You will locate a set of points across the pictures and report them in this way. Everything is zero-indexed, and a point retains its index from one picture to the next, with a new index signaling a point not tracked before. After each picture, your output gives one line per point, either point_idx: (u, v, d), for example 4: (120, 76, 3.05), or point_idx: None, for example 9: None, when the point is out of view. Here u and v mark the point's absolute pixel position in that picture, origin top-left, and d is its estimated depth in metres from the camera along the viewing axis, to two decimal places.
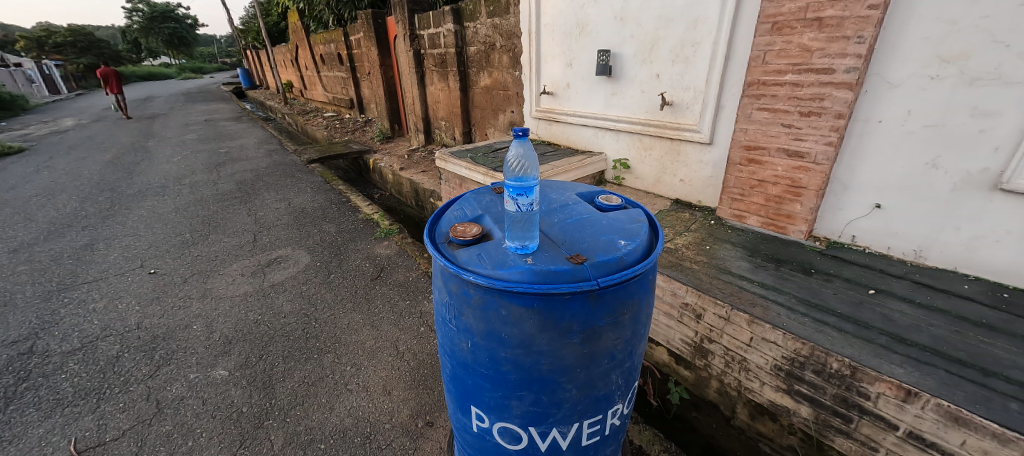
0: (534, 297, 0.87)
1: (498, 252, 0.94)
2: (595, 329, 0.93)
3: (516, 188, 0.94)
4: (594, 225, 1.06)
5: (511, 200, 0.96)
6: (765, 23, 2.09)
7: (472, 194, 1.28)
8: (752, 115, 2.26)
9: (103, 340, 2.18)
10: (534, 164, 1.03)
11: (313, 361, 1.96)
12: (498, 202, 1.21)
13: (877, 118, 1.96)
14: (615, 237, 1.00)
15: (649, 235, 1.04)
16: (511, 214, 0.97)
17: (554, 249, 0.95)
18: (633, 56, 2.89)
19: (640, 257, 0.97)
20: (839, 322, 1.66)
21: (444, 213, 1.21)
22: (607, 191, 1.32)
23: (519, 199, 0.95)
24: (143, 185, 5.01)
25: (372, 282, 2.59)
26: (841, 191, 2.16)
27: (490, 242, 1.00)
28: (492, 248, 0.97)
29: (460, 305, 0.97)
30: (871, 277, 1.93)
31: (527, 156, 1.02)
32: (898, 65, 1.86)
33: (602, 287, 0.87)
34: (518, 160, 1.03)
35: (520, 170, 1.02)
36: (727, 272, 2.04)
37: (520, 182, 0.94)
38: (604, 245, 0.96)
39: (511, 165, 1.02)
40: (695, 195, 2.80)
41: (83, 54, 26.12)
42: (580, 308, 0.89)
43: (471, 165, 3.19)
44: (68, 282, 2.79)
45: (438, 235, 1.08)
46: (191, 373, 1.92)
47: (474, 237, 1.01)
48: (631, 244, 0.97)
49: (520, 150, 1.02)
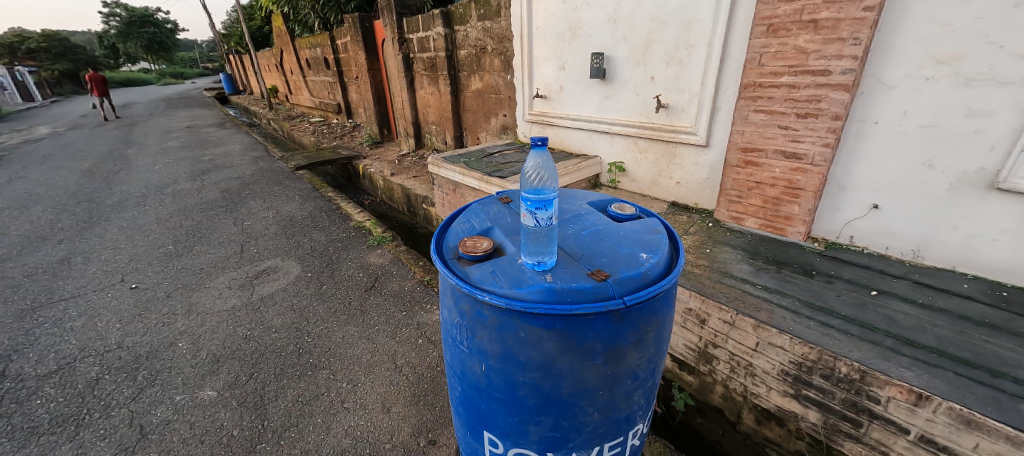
0: (556, 318, 0.83)
1: (513, 270, 0.89)
2: (619, 348, 0.89)
3: (534, 201, 0.89)
4: (612, 237, 1.02)
5: (529, 214, 0.92)
6: (761, 25, 2.09)
7: (478, 205, 1.23)
8: (748, 117, 2.26)
9: (82, 362, 2.07)
10: (552, 174, 1.00)
11: (306, 378, 1.88)
12: (506, 213, 1.16)
13: (873, 119, 1.97)
14: (635, 250, 0.96)
15: (671, 247, 1.01)
16: (529, 228, 0.93)
17: (574, 265, 0.90)
18: (626, 58, 2.87)
19: (664, 270, 0.94)
20: (844, 325, 1.65)
21: (450, 225, 1.15)
22: (618, 199, 1.29)
23: (537, 212, 0.90)
24: (123, 194, 4.84)
25: (366, 293, 2.52)
26: (839, 191, 2.16)
27: (503, 258, 0.95)
28: (507, 264, 0.92)
29: (474, 326, 0.92)
30: (873, 278, 1.93)
31: (545, 166, 0.98)
32: (893, 66, 1.87)
33: (627, 306, 0.83)
34: (535, 170, 0.99)
35: (537, 180, 0.98)
36: (729, 276, 2.02)
37: (538, 195, 0.89)
38: (626, 259, 0.92)
39: (529, 175, 0.99)
40: (692, 197, 2.79)
41: (57, 59, 25.44)
42: (604, 328, 0.85)
43: (465, 170, 3.15)
44: (43, 300, 2.66)
45: (446, 250, 1.02)
46: (176, 396, 1.83)
47: (486, 253, 0.96)
48: (654, 258, 0.93)
49: (538, 160, 0.98)
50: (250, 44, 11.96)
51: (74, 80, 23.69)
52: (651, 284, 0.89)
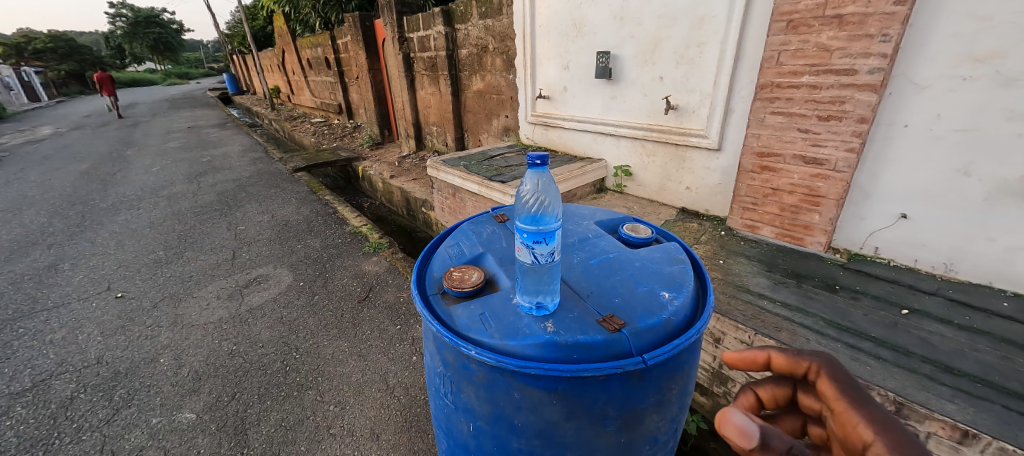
0: (561, 381, 0.76)
1: (504, 315, 0.84)
2: (637, 411, 0.83)
3: (531, 234, 0.80)
4: (630, 274, 0.95)
5: (525, 249, 0.82)
6: (780, 21, 1.95)
7: (473, 230, 1.15)
8: (765, 120, 2.11)
9: (57, 378, 1.96)
10: (553, 197, 0.90)
11: (292, 400, 1.76)
12: (505, 241, 1.08)
13: (902, 122, 1.82)
14: (655, 291, 0.90)
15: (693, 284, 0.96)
16: (524, 265, 0.84)
17: (582, 310, 0.85)
18: (633, 57, 2.73)
19: (688, 313, 0.89)
20: (875, 349, 1.51)
21: (442, 257, 1.07)
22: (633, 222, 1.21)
23: (535, 246, 0.81)
24: (118, 197, 4.75)
25: (359, 304, 2.40)
26: (863, 199, 2.01)
27: (500, 304, 0.88)
28: (505, 312, 0.85)
29: (466, 380, 0.85)
30: (902, 294, 1.78)
31: (546, 190, 0.88)
32: (926, 64, 1.72)
33: (647, 367, 0.77)
34: (534, 195, 0.89)
35: (535, 205, 0.88)
36: (746, 290, 1.88)
37: (536, 229, 0.80)
38: (647, 302, 0.87)
39: (526, 200, 0.89)
40: (702, 203, 2.65)
41: (63, 59, 25.58)
42: (618, 390, 0.79)
43: (465, 174, 3.02)
44: (25, 310, 2.55)
45: (435, 292, 0.95)
46: (152, 418, 1.71)
47: (471, 290, 0.92)
48: (677, 300, 0.88)
49: (537, 182, 0.87)
50: (252, 44, 11.90)
51: (80, 80, 23.81)
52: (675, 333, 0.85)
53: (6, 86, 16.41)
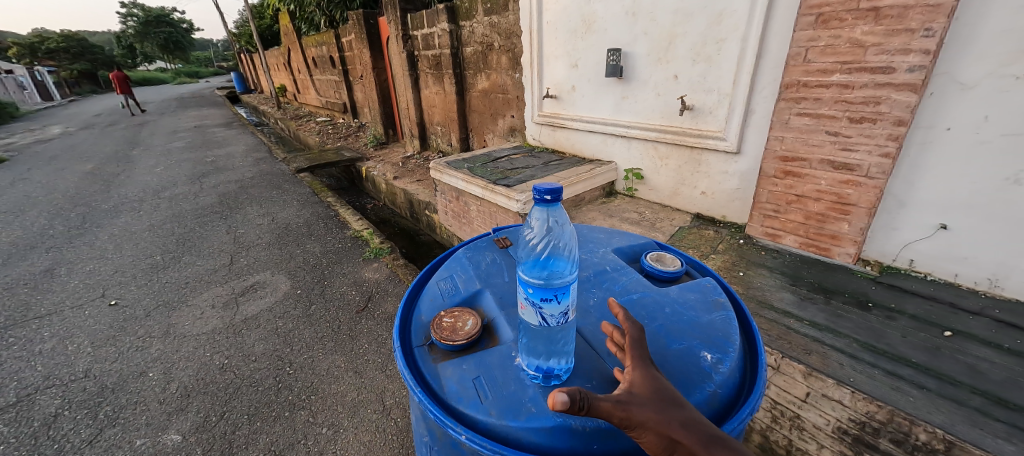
0: None
1: (507, 382, 0.83)
2: None
3: (538, 291, 0.77)
4: (665, 330, 0.93)
5: (535, 308, 0.79)
6: (808, 15, 1.79)
7: (475, 273, 1.13)
8: (790, 121, 1.96)
9: (42, 393, 1.88)
10: (561, 236, 0.91)
11: (282, 421, 1.66)
12: (510, 289, 1.06)
13: (943, 125, 1.67)
14: (697, 349, 0.89)
15: (740, 339, 0.93)
16: (533, 323, 0.82)
17: (605, 377, 0.82)
18: (646, 55, 2.59)
19: (736, 379, 0.86)
20: (918, 377, 1.37)
21: (438, 306, 1.05)
22: (658, 258, 1.19)
23: (543, 305, 0.78)
24: (120, 198, 4.71)
25: (357, 315, 2.29)
26: (897, 208, 1.86)
27: (501, 372, 0.85)
28: (506, 382, 0.83)
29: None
30: (942, 314, 1.63)
31: (554, 229, 0.89)
32: (973, 61, 1.56)
33: None
34: (542, 237, 0.90)
35: (545, 247, 0.90)
36: (769, 307, 1.74)
37: (544, 285, 0.77)
38: (688, 368, 0.84)
39: (532, 241, 0.90)
40: (719, 210, 2.51)
41: (75, 59, 25.92)
42: None
43: (468, 176, 2.90)
44: (18, 317, 2.48)
45: (428, 354, 0.92)
46: (137, 440, 1.62)
47: (466, 343, 0.91)
48: (724, 364, 0.85)
49: (546, 220, 0.89)
50: (258, 43, 11.86)
51: (93, 80, 24.11)
52: (721, 405, 0.81)
53: (19, 85, 16.64)
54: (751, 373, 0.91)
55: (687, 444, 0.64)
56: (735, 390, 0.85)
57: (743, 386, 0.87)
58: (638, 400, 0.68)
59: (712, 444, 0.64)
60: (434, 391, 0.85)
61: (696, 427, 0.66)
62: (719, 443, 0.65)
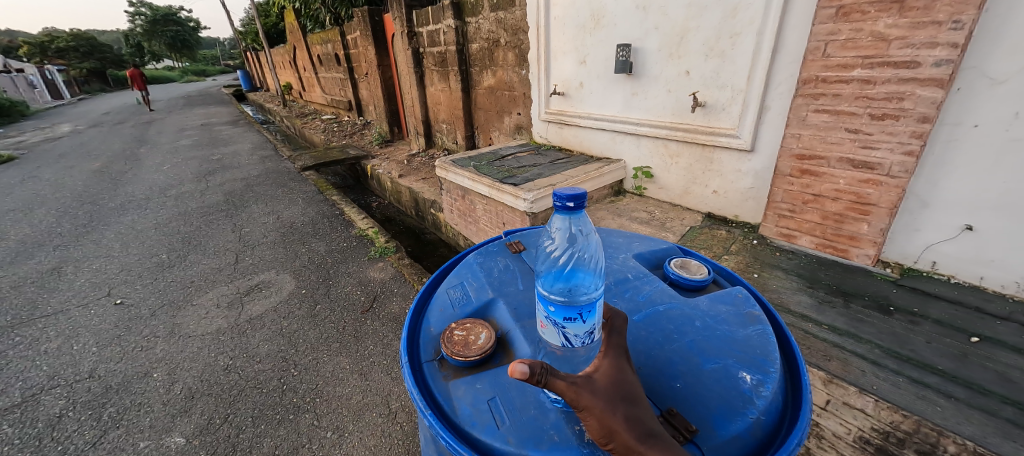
0: None
1: (526, 406, 0.78)
2: None
3: (560, 311, 0.79)
4: (699, 347, 0.88)
5: (558, 327, 0.82)
6: (828, 8, 1.73)
7: (486, 282, 1.09)
8: (807, 118, 1.90)
9: (46, 394, 1.87)
10: (585, 245, 0.91)
11: (286, 424, 1.63)
12: (524, 298, 1.02)
13: (971, 123, 1.60)
14: (734, 369, 0.84)
15: (780, 358, 0.87)
16: (555, 340, 0.84)
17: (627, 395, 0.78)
18: (657, 50, 2.53)
19: (778, 403, 0.81)
20: (945, 385, 1.31)
21: (448, 318, 1.01)
22: (684, 264, 1.15)
23: (566, 324, 0.81)
24: (127, 196, 4.72)
25: (362, 316, 2.26)
26: (920, 208, 1.79)
27: (517, 392, 0.81)
28: (522, 404, 0.79)
29: None
30: (968, 319, 1.57)
31: (577, 238, 0.90)
32: (1004, 55, 1.49)
33: None
34: (565, 249, 0.92)
35: (566, 261, 0.91)
36: (786, 311, 1.68)
37: (566, 305, 0.79)
38: (727, 392, 0.79)
39: (556, 254, 0.92)
40: (731, 209, 2.45)
41: (85, 58, 26.19)
42: None
43: (474, 175, 2.86)
44: (24, 316, 2.48)
45: (436, 373, 0.88)
46: (140, 442, 1.60)
47: (479, 359, 0.87)
48: (765, 387, 0.80)
49: (570, 228, 0.90)
50: (264, 41, 11.89)
51: (102, 78, 24.29)
52: (764, 433, 0.76)
53: (30, 84, 16.80)
54: (792, 395, 0.85)
55: (625, 436, 0.63)
56: (777, 415, 0.80)
57: (785, 411, 0.82)
58: (595, 385, 0.67)
59: (649, 442, 0.63)
60: (446, 413, 0.81)
61: (639, 422, 0.65)
62: (657, 442, 0.64)
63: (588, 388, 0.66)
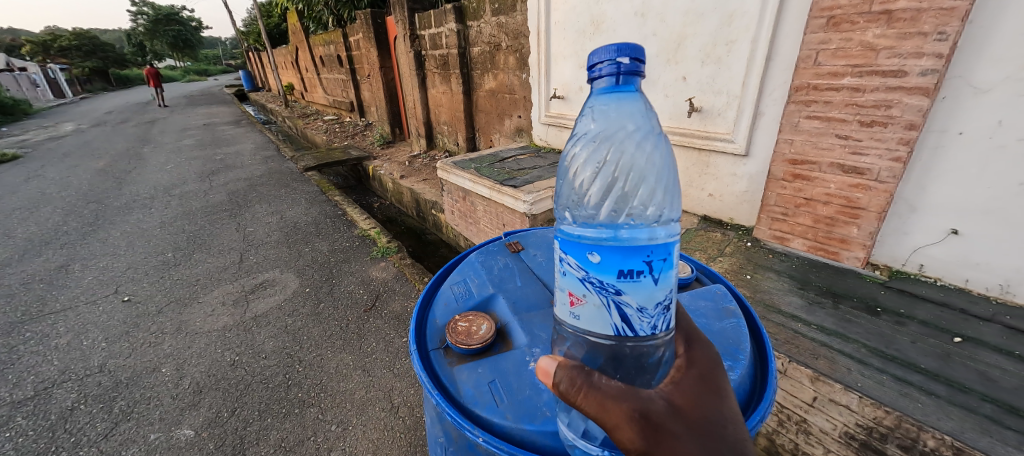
0: None
1: (523, 387, 0.84)
2: None
3: (615, 259, 0.64)
4: None
5: (610, 289, 0.66)
6: (820, 18, 1.78)
7: (488, 278, 1.14)
8: (799, 124, 1.95)
9: (58, 387, 1.92)
10: (618, 162, 0.79)
11: (292, 417, 1.68)
12: (523, 293, 1.08)
13: (956, 130, 1.65)
14: None
15: (751, 347, 0.93)
16: (610, 310, 0.68)
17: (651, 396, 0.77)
18: (655, 55, 2.59)
19: (746, 387, 0.86)
20: (927, 383, 1.36)
21: (451, 311, 1.06)
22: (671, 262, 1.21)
23: (622, 286, 0.65)
24: (132, 195, 4.78)
25: (365, 314, 2.31)
26: (908, 213, 1.85)
27: (517, 377, 0.86)
28: (521, 387, 0.84)
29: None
30: (953, 320, 1.62)
31: (606, 140, 0.79)
32: (987, 65, 1.55)
33: None
34: (591, 162, 0.80)
35: (575, 175, 0.82)
36: (777, 311, 1.74)
37: (619, 249, 0.64)
38: None
39: (568, 165, 0.82)
40: (727, 212, 2.50)
41: (88, 57, 26.31)
42: None
43: (475, 176, 2.91)
44: (33, 313, 2.53)
45: (443, 361, 0.93)
46: (151, 434, 1.66)
47: (481, 347, 0.92)
48: (734, 371, 0.85)
49: (600, 127, 0.78)
50: (264, 42, 11.92)
51: (104, 76, 24.37)
52: None
53: (31, 82, 16.84)
54: (761, 381, 0.90)
55: None
56: (744, 398, 0.85)
57: (752, 394, 0.87)
58: (681, 431, 0.63)
59: None
60: (451, 394, 0.86)
61: None
62: None
63: (672, 433, 0.62)
